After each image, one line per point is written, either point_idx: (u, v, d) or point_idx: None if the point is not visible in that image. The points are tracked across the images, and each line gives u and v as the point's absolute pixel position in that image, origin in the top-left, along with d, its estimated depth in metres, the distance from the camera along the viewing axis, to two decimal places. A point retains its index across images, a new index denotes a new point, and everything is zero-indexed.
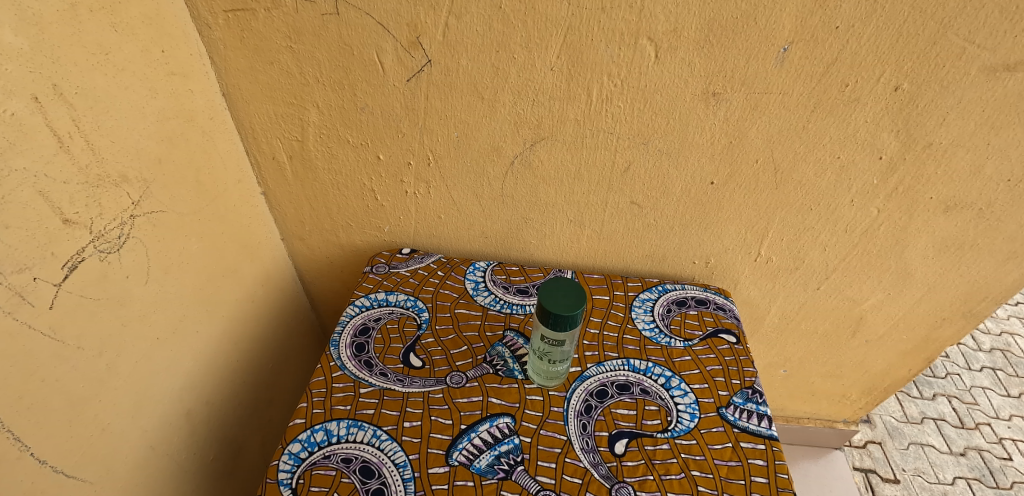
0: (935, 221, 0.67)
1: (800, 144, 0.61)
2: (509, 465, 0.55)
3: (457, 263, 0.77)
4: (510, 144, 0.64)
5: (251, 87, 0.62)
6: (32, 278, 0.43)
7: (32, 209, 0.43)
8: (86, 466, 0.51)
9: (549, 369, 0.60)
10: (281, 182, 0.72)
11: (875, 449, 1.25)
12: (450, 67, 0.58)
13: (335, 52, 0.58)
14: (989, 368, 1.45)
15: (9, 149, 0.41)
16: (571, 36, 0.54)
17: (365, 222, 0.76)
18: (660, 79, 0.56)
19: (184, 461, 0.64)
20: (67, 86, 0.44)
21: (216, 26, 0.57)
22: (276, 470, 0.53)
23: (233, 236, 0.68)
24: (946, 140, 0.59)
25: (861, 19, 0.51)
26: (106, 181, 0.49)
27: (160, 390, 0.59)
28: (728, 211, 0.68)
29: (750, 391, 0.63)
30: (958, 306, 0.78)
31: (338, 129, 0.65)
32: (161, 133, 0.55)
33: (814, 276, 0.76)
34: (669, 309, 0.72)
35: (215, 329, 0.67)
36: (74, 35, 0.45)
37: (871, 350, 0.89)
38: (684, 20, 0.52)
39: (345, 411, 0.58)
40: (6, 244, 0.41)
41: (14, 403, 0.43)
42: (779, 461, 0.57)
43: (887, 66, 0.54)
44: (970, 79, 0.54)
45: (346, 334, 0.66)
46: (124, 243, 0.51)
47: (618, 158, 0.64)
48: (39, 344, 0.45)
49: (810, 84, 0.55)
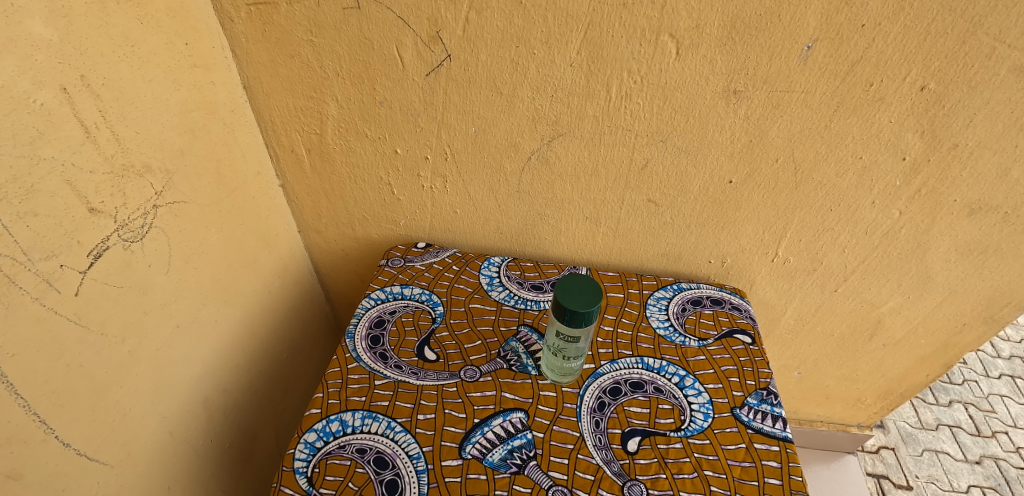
0: (959, 224, 0.65)
1: (822, 144, 0.60)
2: (521, 460, 0.55)
3: (472, 258, 0.77)
4: (528, 141, 0.64)
5: (272, 80, 0.62)
6: (59, 265, 0.44)
7: (59, 197, 0.44)
8: (108, 450, 0.52)
9: (563, 365, 0.60)
10: (299, 174, 0.73)
11: (889, 455, 1.23)
12: (470, 62, 0.58)
13: (355, 46, 0.58)
14: (1007, 376, 1.42)
15: (38, 138, 0.42)
16: (591, 32, 0.54)
17: (381, 216, 0.77)
18: (681, 76, 0.56)
19: (203, 446, 0.66)
20: (93, 77, 0.45)
21: (238, 20, 0.58)
22: (292, 459, 0.54)
23: (252, 227, 0.69)
24: (973, 142, 0.58)
25: (888, 17, 0.50)
26: (130, 171, 0.49)
27: (179, 377, 0.60)
28: (746, 210, 0.68)
29: (765, 392, 0.62)
30: (979, 311, 0.77)
31: (357, 123, 0.65)
32: (184, 124, 0.55)
33: (832, 278, 0.75)
34: (684, 308, 0.72)
35: (234, 317, 0.68)
36: (102, 26, 0.46)
37: (888, 354, 0.88)
38: (707, 17, 0.52)
39: (360, 402, 0.59)
40: (35, 232, 0.42)
41: (39, 386, 0.44)
42: (793, 463, 0.56)
43: (914, 65, 0.53)
44: (999, 79, 0.53)
45: (361, 326, 0.67)
46: (147, 232, 0.52)
47: (636, 155, 0.63)
48: (65, 329, 0.46)
49: (833, 83, 0.55)
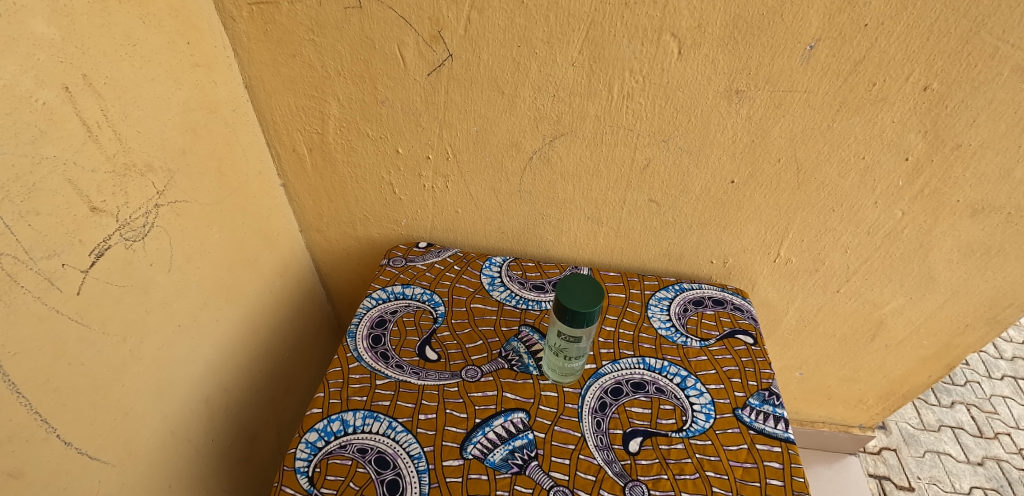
0: (961, 224, 0.65)
1: (824, 144, 0.60)
2: (523, 460, 0.55)
3: (474, 258, 0.77)
4: (529, 140, 0.64)
5: (273, 79, 0.62)
6: (61, 264, 0.44)
7: (61, 196, 0.44)
8: (109, 449, 0.52)
9: (565, 366, 0.60)
10: (301, 174, 0.72)
11: (891, 456, 1.23)
12: (471, 62, 0.58)
13: (357, 45, 0.58)
14: (1010, 377, 1.42)
15: (40, 137, 0.42)
16: (593, 31, 0.54)
17: (383, 216, 0.77)
18: (683, 76, 0.56)
19: (204, 445, 0.66)
20: (96, 76, 0.45)
21: (240, 19, 0.58)
22: (294, 459, 0.54)
23: (254, 227, 0.69)
24: (976, 142, 0.57)
25: (891, 17, 0.50)
26: (132, 170, 0.49)
27: (181, 377, 0.60)
28: (748, 211, 0.67)
29: (767, 392, 0.62)
30: (981, 312, 0.77)
31: (358, 123, 0.65)
32: (185, 123, 0.55)
33: (834, 279, 0.75)
34: (686, 309, 0.71)
35: (235, 316, 0.68)
36: (104, 26, 0.46)
37: (890, 355, 0.87)
38: (709, 16, 0.51)
39: (361, 401, 0.59)
40: (37, 231, 0.42)
41: (40, 385, 0.44)
42: (795, 464, 0.56)
43: (917, 65, 0.53)
44: (1003, 79, 0.52)
45: (363, 326, 0.67)
46: (148, 231, 0.52)
47: (638, 155, 0.63)
48: (67, 328, 0.46)
49: (835, 83, 0.55)
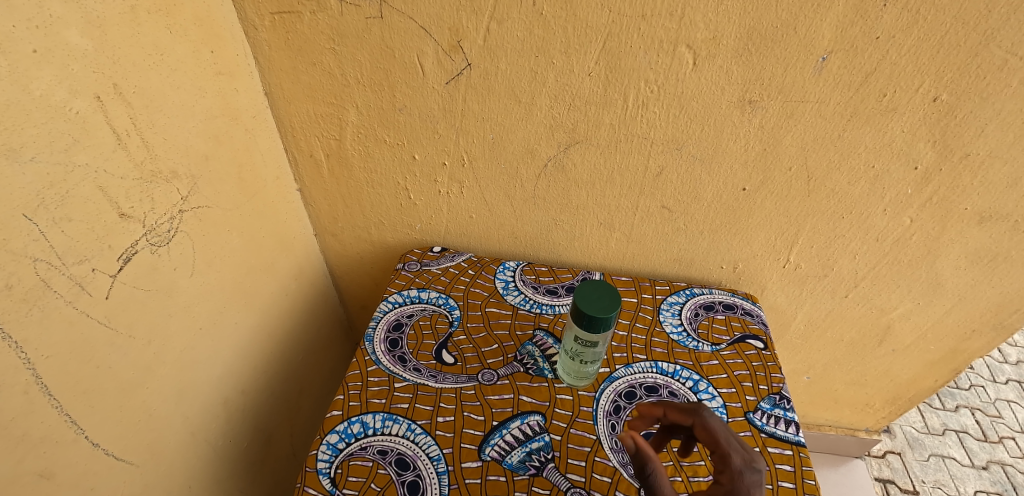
0: (969, 232, 0.66)
1: (835, 153, 0.61)
2: (540, 462, 0.56)
3: (487, 262, 0.78)
4: (544, 147, 0.65)
5: (293, 87, 0.64)
6: (91, 269, 0.46)
7: (92, 203, 0.45)
8: (134, 450, 0.53)
9: (580, 369, 0.61)
10: (318, 179, 0.74)
11: (895, 459, 1.24)
12: (489, 71, 0.59)
13: (377, 54, 0.59)
14: (1015, 381, 1.42)
15: (73, 146, 0.43)
16: (610, 42, 0.55)
17: (397, 220, 0.78)
18: (697, 86, 0.57)
19: (222, 446, 0.67)
20: (125, 86, 0.46)
21: (262, 28, 0.59)
22: (315, 460, 0.55)
23: (271, 232, 0.70)
24: (984, 152, 0.59)
25: (902, 30, 0.51)
26: (158, 177, 0.51)
27: (201, 379, 0.61)
28: (758, 217, 0.69)
29: (778, 396, 0.63)
30: (988, 318, 0.78)
31: (376, 129, 0.66)
32: (208, 131, 0.57)
33: (843, 284, 0.76)
34: (697, 313, 0.73)
35: (252, 319, 0.69)
36: (134, 36, 0.47)
37: (897, 359, 0.88)
38: (724, 28, 0.53)
39: (380, 404, 0.60)
40: (69, 237, 0.43)
41: (71, 387, 0.46)
42: (806, 467, 0.57)
43: (927, 76, 0.54)
44: (1011, 91, 0.53)
45: (380, 329, 0.68)
46: (172, 236, 0.53)
47: (651, 163, 0.64)
48: (96, 331, 0.47)
49: (847, 93, 0.56)
